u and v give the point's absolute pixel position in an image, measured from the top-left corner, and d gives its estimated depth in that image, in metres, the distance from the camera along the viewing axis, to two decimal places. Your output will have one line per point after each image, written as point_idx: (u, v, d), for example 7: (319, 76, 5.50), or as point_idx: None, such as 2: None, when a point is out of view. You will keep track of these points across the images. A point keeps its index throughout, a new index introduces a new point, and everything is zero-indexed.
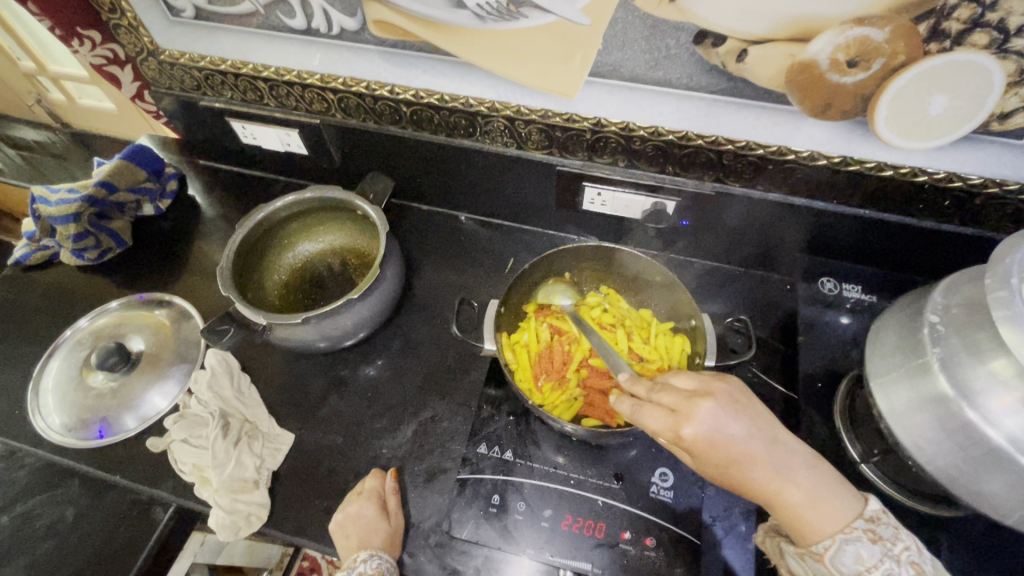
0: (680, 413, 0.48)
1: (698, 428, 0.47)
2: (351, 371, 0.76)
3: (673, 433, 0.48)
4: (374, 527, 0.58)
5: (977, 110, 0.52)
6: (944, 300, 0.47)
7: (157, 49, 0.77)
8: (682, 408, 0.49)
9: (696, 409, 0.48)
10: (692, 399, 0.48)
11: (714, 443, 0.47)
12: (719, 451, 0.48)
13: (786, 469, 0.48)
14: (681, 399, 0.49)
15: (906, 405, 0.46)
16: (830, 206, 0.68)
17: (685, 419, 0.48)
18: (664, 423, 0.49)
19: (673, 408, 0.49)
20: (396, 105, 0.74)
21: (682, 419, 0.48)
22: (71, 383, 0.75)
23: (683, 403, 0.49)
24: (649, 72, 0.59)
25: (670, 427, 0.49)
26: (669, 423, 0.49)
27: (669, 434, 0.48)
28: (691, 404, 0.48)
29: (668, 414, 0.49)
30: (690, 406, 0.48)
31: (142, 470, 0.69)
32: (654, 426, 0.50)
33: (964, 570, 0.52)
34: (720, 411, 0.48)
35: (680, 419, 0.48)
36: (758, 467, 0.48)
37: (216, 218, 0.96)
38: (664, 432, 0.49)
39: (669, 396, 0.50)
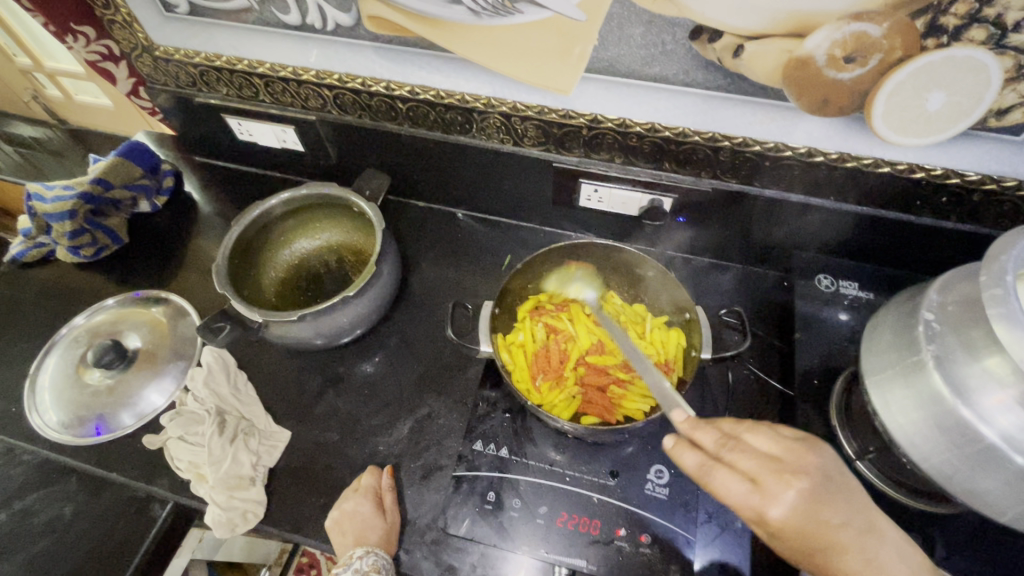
0: (765, 487, 0.46)
1: (784, 508, 0.45)
2: (348, 368, 0.76)
3: (754, 507, 0.46)
4: (370, 524, 0.58)
5: (975, 106, 0.52)
6: (940, 297, 0.47)
7: (152, 45, 0.76)
8: (768, 484, 0.46)
9: (785, 488, 0.45)
10: (779, 475, 0.46)
11: (800, 524, 0.45)
12: (805, 534, 0.45)
13: (875, 559, 0.45)
14: (764, 469, 0.46)
15: (902, 403, 0.46)
16: (827, 203, 0.68)
17: (771, 498, 0.45)
18: (744, 494, 0.46)
19: (755, 479, 0.46)
20: (392, 102, 0.74)
21: (769, 496, 0.45)
22: (68, 381, 0.75)
23: (769, 479, 0.46)
24: (645, 68, 0.59)
25: (752, 500, 0.46)
26: (750, 496, 0.46)
27: (748, 507, 0.46)
28: (778, 480, 0.46)
29: (751, 486, 0.46)
30: (777, 482, 0.46)
31: (139, 467, 0.69)
32: (731, 493, 0.47)
33: (959, 566, 0.53)
34: (809, 489, 0.45)
35: (763, 494, 0.46)
36: (847, 554, 0.45)
37: (213, 215, 0.95)
38: (742, 502, 0.46)
39: (748, 462, 0.47)
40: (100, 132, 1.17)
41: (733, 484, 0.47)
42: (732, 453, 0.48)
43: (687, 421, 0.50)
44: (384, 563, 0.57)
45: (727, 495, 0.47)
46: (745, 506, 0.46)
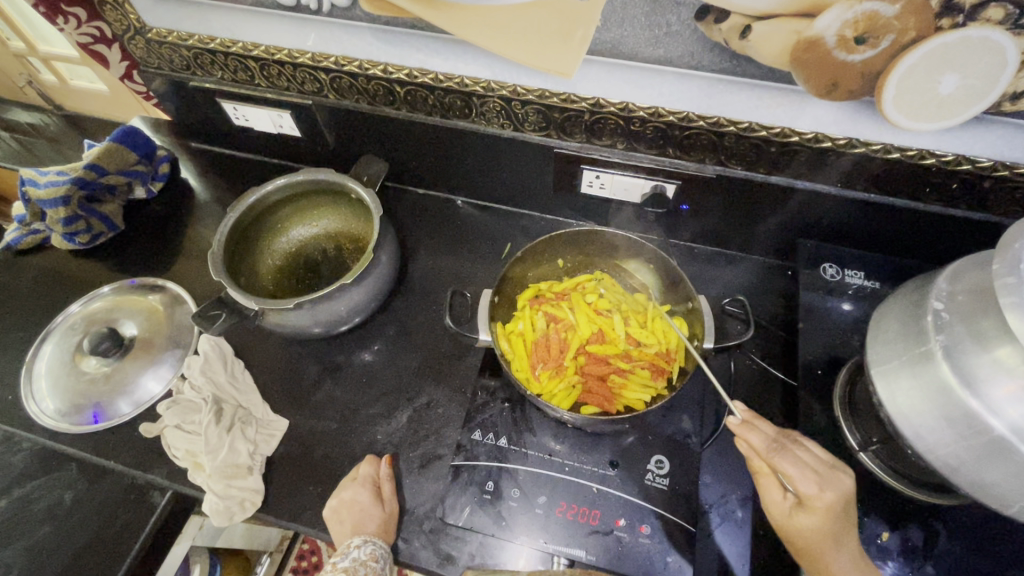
0: (821, 476, 0.49)
1: (834, 497, 0.48)
2: (346, 357, 0.75)
3: (813, 491, 0.48)
4: (368, 514, 0.58)
5: (989, 90, 0.50)
6: (949, 286, 0.46)
7: (145, 26, 0.75)
8: (825, 475, 0.49)
9: (838, 481, 0.49)
10: (834, 468, 0.49)
11: (837, 516, 0.47)
12: (836, 526, 0.47)
13: (860, 563, 0.48)
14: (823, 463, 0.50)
15: (908, 393, 0.45)
16: (834, 189, 0.66)
17: (828, 486, 0.48)
18: (808, 476, 0.48)
19: (816, 468, 0.49)
20: (390, 85, 0.73)
21: (825, 483, 0.48)
22: (64, 368, 0.74)
23: (826, 470, 0.49)
24: (648, 49, 0.57)
25: (813, 484, 0.48)
26: (812, 481, 0.48)
27: (809, 491, 0.48)
28: (832, 471, 0.49)
29: (812, 472, 0.49)
30: (830, 472, 0.49)
31: (137, 455, 0.69)
32: (795, 474, 0.48)
33: (961, 558, 0.52)
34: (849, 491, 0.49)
35: (821, 482, 0.48)
36: (850, 555, 0.48)
37: (210, 201, 0.94)
38: (803, 484, 0.48)
39: (808, 455, 0.51)
40: (96, 117, 1.15)
41: (799, 467, 0.49)
42: (794, 443, 0.52)
43: (749, 411, 0.55)
44: (383, 551, 0.57)
45: (791, 476, 0.49)
46: (805, 488, 0.48)
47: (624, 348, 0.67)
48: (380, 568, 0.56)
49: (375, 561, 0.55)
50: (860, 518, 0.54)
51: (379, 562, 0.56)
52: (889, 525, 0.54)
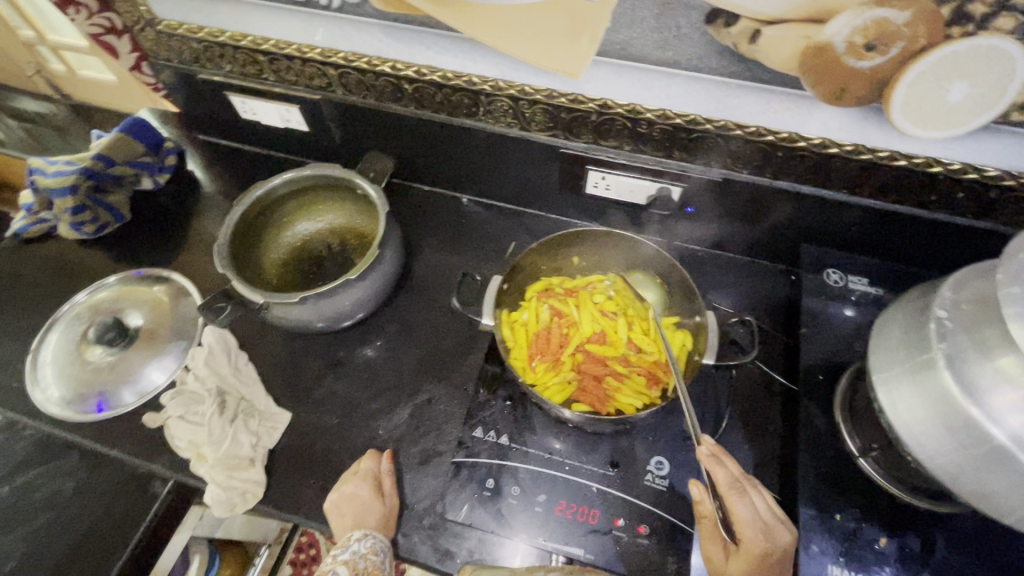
0: (767, 525, 0.52)
1: (772, 547, 0.50)
2: (348, 352, 0.75)
3: (757, 537, 0.50)
4: (368, 508, 0.59)
5: (997, 100, 0.51)
6: (954, 295, 0.46)
7: (156, 19, 0.75)
8: (770, 525, 0.52)
9: (780, 535, 0.51)
10: (781, 523, 0.52)
11: (768, 566, 0.50)
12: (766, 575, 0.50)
13: None
14: (772, 514, 0.53)
15: (908, 400, 0.45)
16: (839, 195, 0.66)
17: (771, 536, 0.51)
18: (755, 522, 0.51)
19: (764, 517, 0.52)
20: (398, 82, 0.73)
21: (770, 532, 0.51)
22: (69, 357, 0.75)
23: (773, 522, 0.52)
24: (658, 52, 0.57)
25: (758, 529, 0.51)
26: (757, 527, 0.51)
27: (752, 534, 0.50)
28: (778, 524, 0.52)
29: (759, 519, 0.52)
30: (776, 523, 0.52)
31: (141, 445, 0.70)
32: (744, 515, 0.52)
33: (957, 565, 0.52)
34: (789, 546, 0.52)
35: (765, 530, 0.51)
36: None
37: (215, 194, 0.95)
38: (749, 527, 0.51)
39: (761, 503, 0.54)
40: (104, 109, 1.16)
41: (750, 511, 0.52)
42: (753, 491, 0.55)
43: (713, 445, 0.56)
44: (382, 546, 0.57)
45: (740, 516, 0.52)
46: (750, 531, 0.51)
47: (625, 351, 0.65)
48: (380, 562, 0.56)
49: (374, 554, 0.56)
50: (858, 524, 0.54)
51: (379, 556, 0.57)
52: (887, 531, 0.54)
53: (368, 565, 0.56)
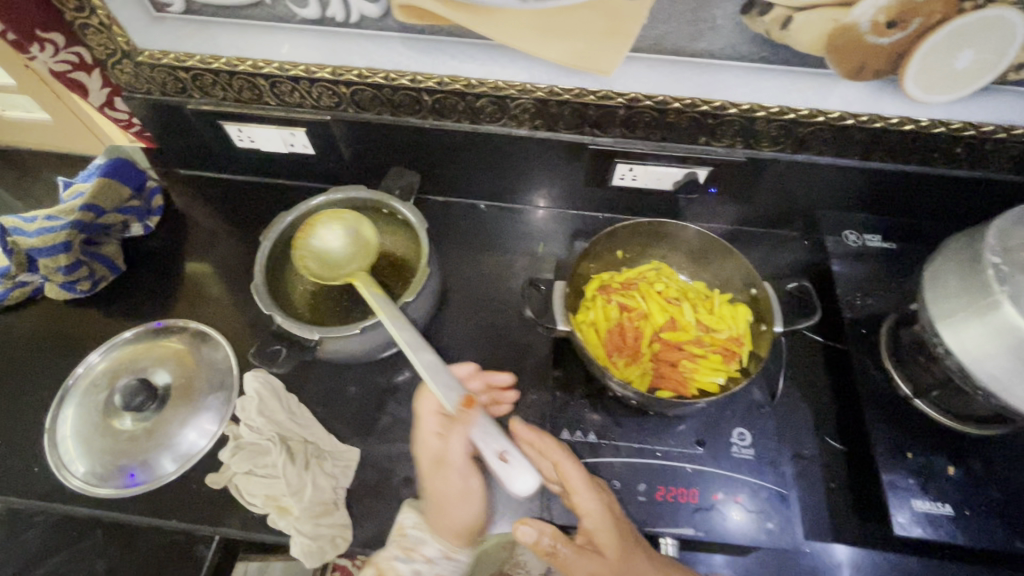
0: (587, 485, 0.55)
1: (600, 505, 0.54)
2: (403, 376, 0.73)
3: (585, 494, 0.54)
4: (445, 495, 0.60)
5: (998, 62, 0.57)
6: (1000, 242, 0.51)
7: (135, 49, 0.69)
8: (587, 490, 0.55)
9: (595, 496, 0.55)
10: (583, 484, 0.54)
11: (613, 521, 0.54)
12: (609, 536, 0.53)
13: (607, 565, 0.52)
14: (585, 480, 0.55)
15: (975, 339, 0.50)
16: (852, 161, 0.71)
17: (593, 494, 0.54)
18: (580, 483, 0.54)
19: (584, 482, 0.55)
20: (417, 95, 0.71)
21: (590, 490, 0.55)
22: (95, 429, 0.68)
23: (583, 493, 0.54)
24: (692, 44, 0.60)
25: (583, 489, 0.54)
26: (584, 489, 0.54)
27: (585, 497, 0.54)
28: (586, 496, 0.54)
29: (582, 483, 0.55)
30: (583, 498, 0.54)
31: (199, 511, 0.64)
32: (572, 476, 0.55)
33: (1010, 476, 0.60)
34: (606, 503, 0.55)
35: (590, 491, 0.55)
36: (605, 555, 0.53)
37: (211, 232, 0.88)
38: (578, 488, 0.54)
39: (575, 474, 0.55)
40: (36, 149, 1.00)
41: (574, 476, 0.55)
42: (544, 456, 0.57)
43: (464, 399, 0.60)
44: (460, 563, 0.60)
45: (572, 478, 0.55)
46: (580, 491, 0.54)
47: (696, 334, 0.66)
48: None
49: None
50: (925, 459, 0.60)
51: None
52: (951, 460, 0.60)
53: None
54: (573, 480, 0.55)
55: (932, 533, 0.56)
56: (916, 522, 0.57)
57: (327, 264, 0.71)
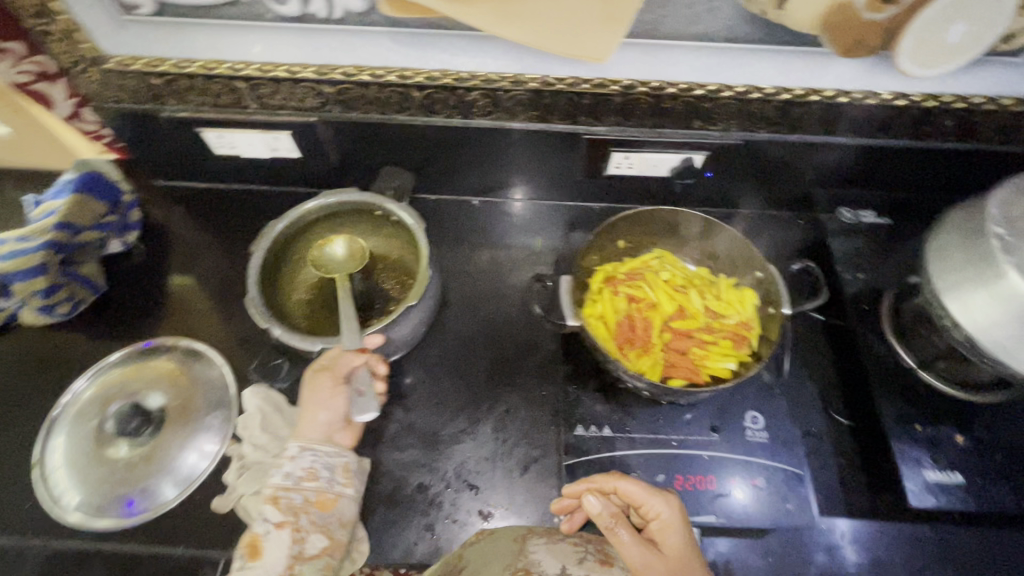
0: (650, 494, 0.54)
1: (663, 515, 0.53)
2: (408, 381, 0.71)
3: (644, 504, 0.53)
4: (313, 418, 0.60)
5: (989, 33, 0.57)
6: (1004, 212, 0.52)
7: (103, 56, 0.65)
8: (651, 497, 0.54)
9: (661, 505, 0.53)
10: (645, 493, 0.54)
11: (673, 529, 0.52)
12: (670, 542, 0.51)
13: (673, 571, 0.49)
14: (649, 490, 0.54)
15: (983, 309, 0.51)
16: (847, 140, 0.71)
17: (652, 503, 0.53)
18: (642, 492, 0.54)
19: (646, 492, 0.54)
20: (405, 91, 0.68)
21: (655, 500, 0.53)
22: (88, 458, 0.65)
23: (651, 500, 0.53)
24: (687, 27, 0.59)
25: (644, 498, 0.54)
26: (645, 498, 0.54)
27: (646, 507, 0.53)
28: (654, 500, 0.53)
29: (643, 492, 0.54)
30: (651, 502, 0.53)
31: (208, 536, 0.62)
32: (630, 488, 0.54)
33: (1015, 441, 0.61)
34: (672, 515, 0.53)
35: (650, 501, 0.54)
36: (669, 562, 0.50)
37: (195, 245, 0.85)
38: (638, 498, 0.54)
39: (634, 487, 0.54)
40: None
41: (633, 487, 0.54)
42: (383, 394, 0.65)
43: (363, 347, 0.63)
44: (333, 462, 0.59)
45: (631, 489, 0.54)
46: (640, 501, 0.54)
47: (705, 321, 0.66)
48: (324, 486, 0.57)
49: (313, 479, 0.57)
50: (936, 429, 0.61)
51: (323, 480, 0.57)
52: (958, 429, 0.61)
53: (309, 493, 0.56)
54: (630, 491, 0.54)
55: (946, 502, 0.57)
56: (929, 492, 0.58)
57: (336, 266, 0.70)
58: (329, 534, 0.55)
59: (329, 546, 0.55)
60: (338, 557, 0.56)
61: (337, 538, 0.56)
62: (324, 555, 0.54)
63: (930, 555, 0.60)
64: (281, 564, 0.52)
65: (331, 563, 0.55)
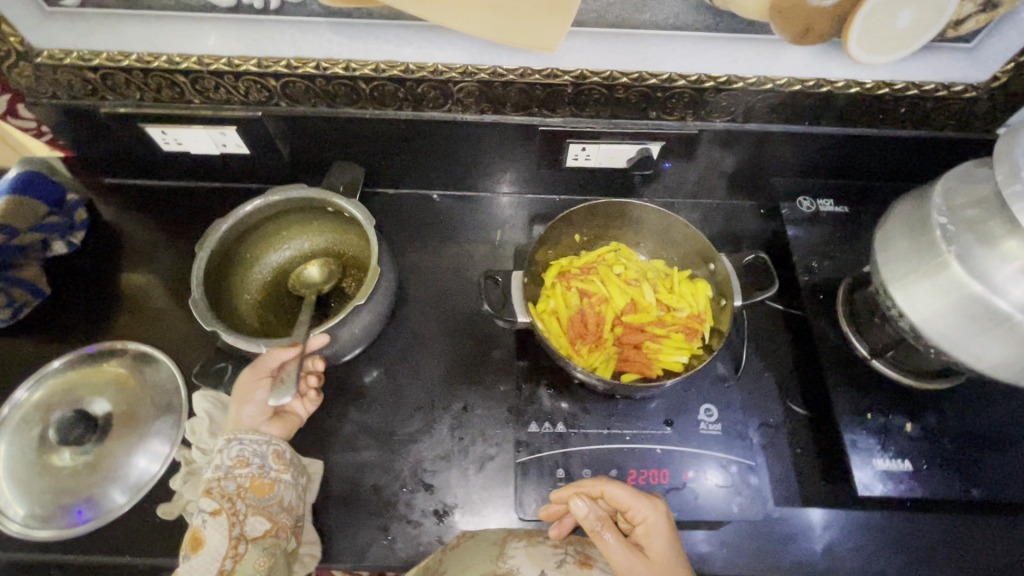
0: (637, 498, 0.53)
1: (650, 519, 0.52)
2: (363, 381, 0.70)
3: (631, 509, 0.53)
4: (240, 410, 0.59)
5: (937, 20, 0.56)
6: (948, 201, 0.52)
7: (31, 50, 0.62)
8: (638, 502, 0.53)
9: (648, 509, 0.53)
10: (632, 497, 0.53)
11: (659, 533, 0.52)
12: (656, 547, 0.51)
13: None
14: (635, 494, 0.53)
15: (927, 299, 0.51)
16: (803, 128, 0.71)
17: (639, 507, 0.53)
18: (630, 497, 0.53)
19: (633, 496, 0.53)
20: (353, 84, 0.67)
21: (641, 504, 0.53)
22: (29, 469, 0.62)
23: (636, 503, 0.53)
24: (634, 15, 0.57)
25: (630, 503, 0.53)
26: (631, 502, 0.53)
27: (632, 511, 0.53)
28: (641, 504, 0.53)
29: (630, 496, 0.53)
30: (637, 506, 0.53)
31: (158, 543, 0.61)
32: (617, 492, 0.53)
33: (963, 427, 0.61)
34: (658, 519, 0.52)
35: (636, 505, 0.53)
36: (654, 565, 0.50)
37: (144, 244, 0.82)
38: (624, 503, 0.53)
39: (621, 491, 0.53)
40: None
41: (620, 491, 0.53)
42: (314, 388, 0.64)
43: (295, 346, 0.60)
44: (264, 448, 0.58)
45: (618, 493, 0.53)
46: (626, 505, 0.53)
47: (657, 314, 0.65)
48: (258, 471, 0.56)
49: (243, 465, 0.56)
50: (887, 418, 0.61)
51: (256, 465, 0.56)
52: (909, 417, 0.61)
53: (243, 480, 0.55)
54: (615, 495, 0.53)
55: (894, 489, 0.58)
56: (878, 480, 0.58)
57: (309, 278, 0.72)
58: (272, 517, 0.55)
59: (273, 527, 0.55)
60: (285, 537, 0.55)
61: (280, 520, 0.55)
62: (268, 536, 0.54)
63: (883, 542, 0.61)
64: (224, 545, 0.52)
65: (279, 542, 0.54)
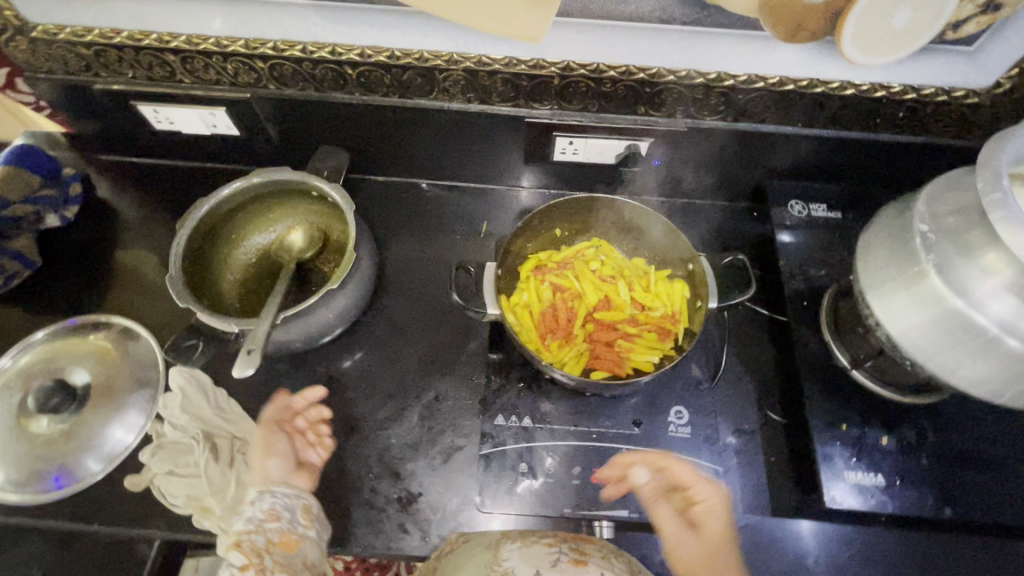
0: (698, 479, 0.54)
1: (709, 499, 0.52)
2: (338, 366, 0.70)
3: (691, 487, 0.53)
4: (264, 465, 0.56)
5: (935, 21, 0.54)
6: (932, 209, 0.50)
7: (26, 24, 0.64)
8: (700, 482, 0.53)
9: (709, 489, 0.53)
10: (692, 475, 0.54)
11: (717, 514, 0.52)
12: (712, 526, 0.51)
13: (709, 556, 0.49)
14: (697, 474, 0.54)
15: (903, 310, 0.49)
16: (795, 129, 0.69)
17: (699, 485, 0.53)
18: (692, 475, 0.54)
19: (694, 475, 0.54)
20: (339, 68, 0.67)
21: (703, 483, 0.53)
22: (8, 434, 0.64)
23: (697, 481, 0.53)
24: (619, 6, 0.56)
25: (691, 482, 0.53)
26: (694, 481, 0.53)
27: (692, 489, 0.53)
28: (703, 483, 0.53)
29: (693, 475, 0.54)
30: (698, 484, 0.53)
31: (128, 513, 0.62)
32: (679, 469, 0.54)
33: (942, 444, 0.60)
34: (717, 499, 0.53)
35: (697, 485, 0.53)
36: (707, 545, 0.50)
37: (136, 221, 0.83)
38: (684, 481, 0.54)
39: (683, 469, 0.54)
40: None
41: (684, 469, 0.54)
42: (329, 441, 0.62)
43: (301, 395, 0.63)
44: (293, 502, 0.54)
45: (680, 470, 0.54)
46: (687, 483, 0.54)
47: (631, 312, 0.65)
48: (287, 526, 0.52)
49: (275, 519, 0.51)
50: (862, 430, 0.60)
51: (285, 520, 0.52)
52: (886, 430, 0.60)
53: (272, 533, 0.50)
54: (675, 473, 0.54)
55: (863, 503, 0.56)
56: (847, 493, 0.56)
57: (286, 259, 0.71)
58: None
59: None
60: None
61: None
62: None
63: (851, 556, 0.59)
64: None
65: None
